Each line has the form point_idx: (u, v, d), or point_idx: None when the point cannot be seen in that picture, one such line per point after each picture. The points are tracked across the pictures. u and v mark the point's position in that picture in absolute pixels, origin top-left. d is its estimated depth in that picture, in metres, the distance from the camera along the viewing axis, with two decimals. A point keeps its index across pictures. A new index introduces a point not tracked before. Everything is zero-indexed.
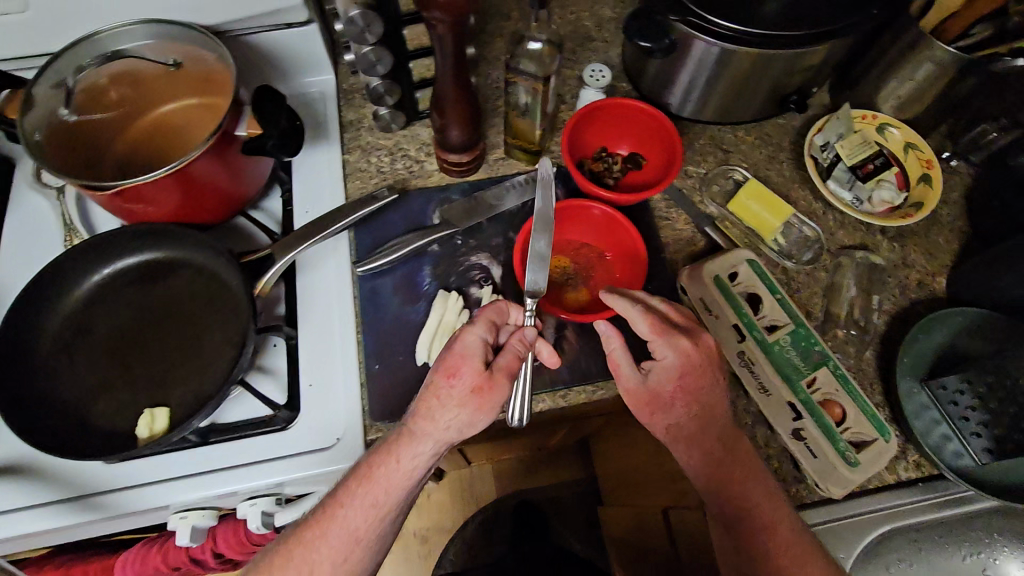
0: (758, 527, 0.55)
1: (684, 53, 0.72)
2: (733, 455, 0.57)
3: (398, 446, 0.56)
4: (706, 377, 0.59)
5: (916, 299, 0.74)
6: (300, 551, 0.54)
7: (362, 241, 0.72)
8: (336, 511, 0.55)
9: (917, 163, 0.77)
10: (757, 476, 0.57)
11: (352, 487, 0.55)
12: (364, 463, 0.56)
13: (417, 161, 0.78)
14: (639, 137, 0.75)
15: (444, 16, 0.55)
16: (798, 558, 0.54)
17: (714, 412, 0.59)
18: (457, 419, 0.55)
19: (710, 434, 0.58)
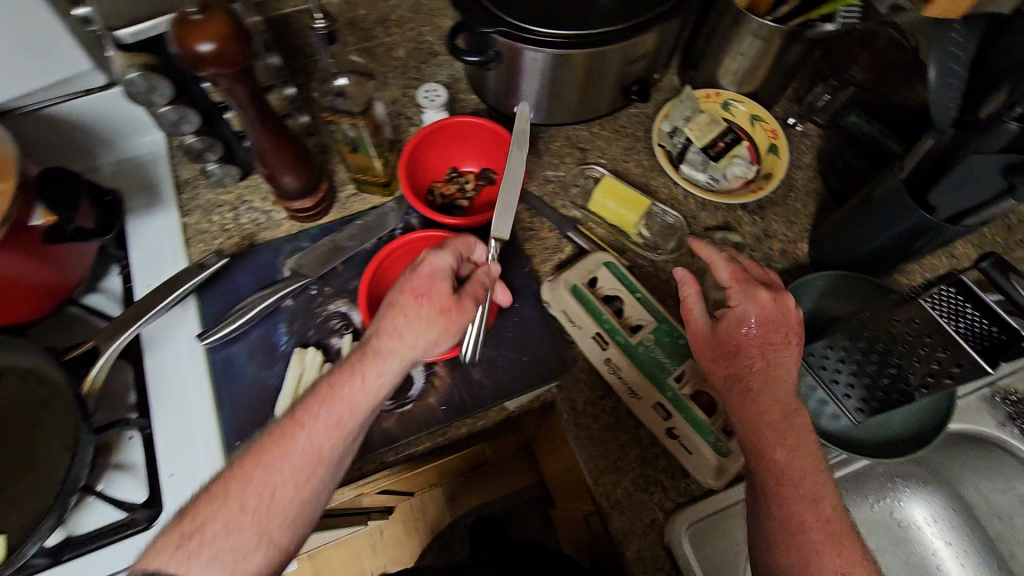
0: (800, 498, 0.49)
1: (510, 61, 0.69)
2: (791, 422, 0.52)
3: (368, 359, 0.53)
4: (783, 344, 0.55)
5: (781, 269, 0.75)
6: (251, 473, 0.48)
7: (210, 309, 0.68)
8: (294, 426, 0.50)
9: (764, 134, 0.78)
10: (809, 452, 0.51)
11: (313, 403, 0.51)
12: (331, 375, 0.53)
13: (263, 211, 0.74)
14: (485, 153, 0.73)
15: (219, 71, 0.50)
16: (839, 537, 0.48)
17: (785, 388, 0.54)
18: (422, 342, 0.54)
19: (749, 386, 0.54)
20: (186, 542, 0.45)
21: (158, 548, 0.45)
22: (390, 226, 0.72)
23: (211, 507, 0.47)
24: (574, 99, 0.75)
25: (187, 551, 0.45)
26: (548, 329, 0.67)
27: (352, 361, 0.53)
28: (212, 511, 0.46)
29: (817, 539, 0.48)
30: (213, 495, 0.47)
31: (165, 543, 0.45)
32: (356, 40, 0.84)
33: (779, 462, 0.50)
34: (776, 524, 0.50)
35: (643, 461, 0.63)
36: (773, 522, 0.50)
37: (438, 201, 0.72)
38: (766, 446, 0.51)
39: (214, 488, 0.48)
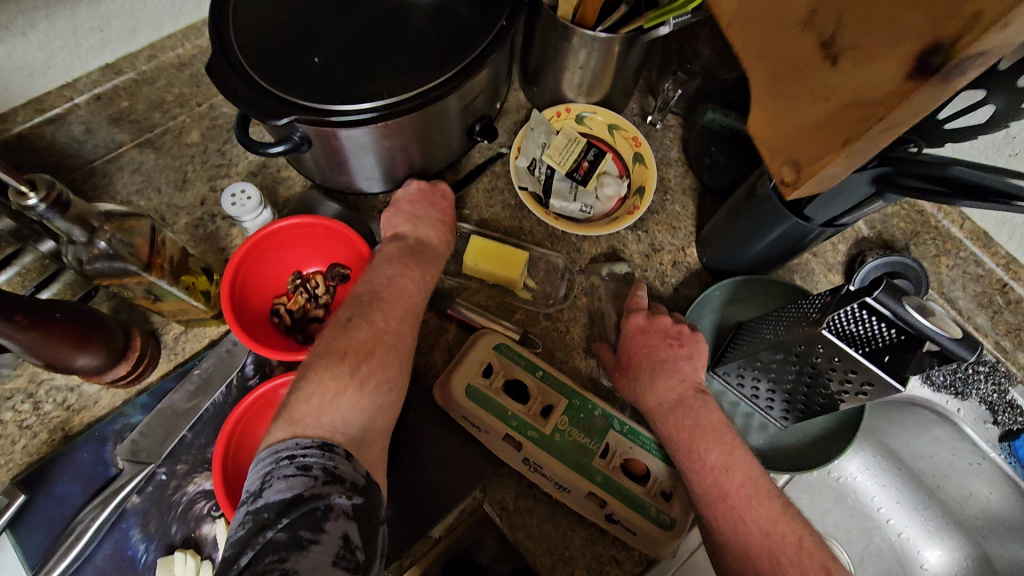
0: (728, 492, 0.50)
1: (323, 140, 0.58)
2: (687, 404, 0.54)
3: (425, 246, 0.58)
4: (665, 347, 0.58)
5: (676, 282, 0.71)
6: (389, 315, 0.50)
7: (32, 540, 0.53)
8: (401, 288, 0.53)
9: (626, 144, 0.72)
10: (709, 429, 0.53)
11: (405, 271, 0.54)
12: (404, 254, 0.56)
13: (70, 388, 0.59)
14: (326, 249, 0.62)
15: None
16: (776, 522, 0.48)
17: (678, 378, 0.56)
18: (445, 249, 0.61)
19: (644, 377, 0.57)
20: (340, 378, 0.44)
21: (331, 372, 0.44)
22: (238, 364, 0.60)
23: (365, 340, 0.47)
24: (414, 157, 0.65)
25: (359, 380, 0.45)
26: (452, 431, 0.60)
27: (418, 246, 0.58)
28: (363, 346, 0.47)
29: (760, 531, 0.48)
30: (362, 333, 0.47)
31: (336, 368, 0.44)
32: (131, 135, 0.68)
33: (682, 442, 0.53)
34: (723, 525, 0.49)
35: (591, 541, 0.58)
36: (717, 525, 0.49)
37: (285, 321, 0.60)
38: (673, 436, 0.54)
39: (362, 329, 0.48)
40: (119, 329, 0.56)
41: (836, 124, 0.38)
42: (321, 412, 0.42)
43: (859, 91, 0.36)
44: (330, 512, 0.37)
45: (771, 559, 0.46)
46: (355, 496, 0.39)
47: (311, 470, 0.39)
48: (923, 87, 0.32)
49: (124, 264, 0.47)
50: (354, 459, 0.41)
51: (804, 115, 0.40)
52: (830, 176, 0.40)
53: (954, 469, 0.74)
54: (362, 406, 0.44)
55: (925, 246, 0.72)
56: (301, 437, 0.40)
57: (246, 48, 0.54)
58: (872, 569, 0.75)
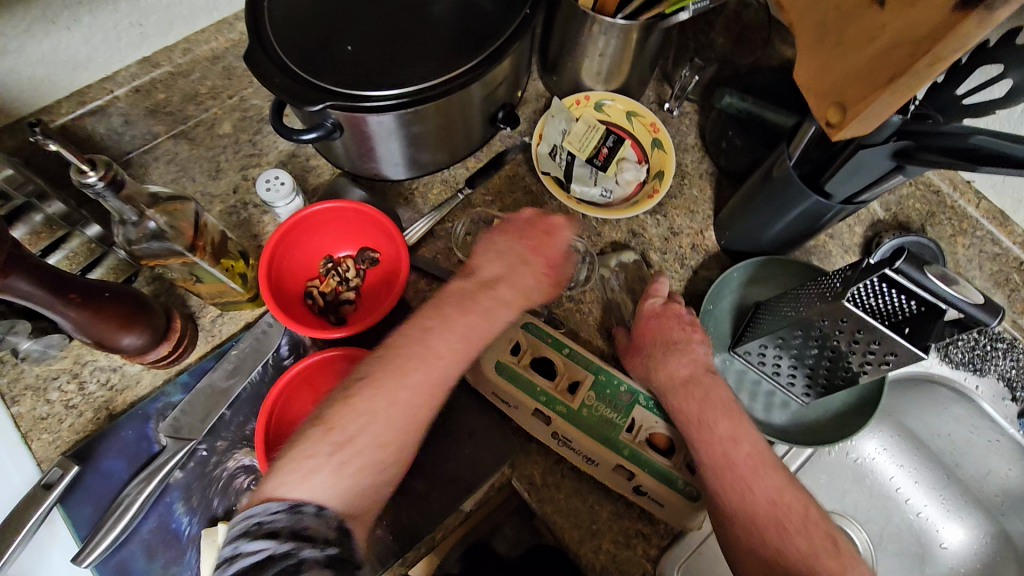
0: (735, 460, 0.52)
1: (354, 126, 0.60)
2: (698, 380, 0.56)
3: (475, 302, 0.55)
4: (682, 329, 0.60)
5: (696, 264, 0.72)
6: (403, 382, 0.49)
7: (80, 514, 0.55)
8: (430, 351, 0.51)
9: (644, 130, 0.74)
10: (718, 404, 0.55)
11: (443, 330, 0.52)
12: (450, 305, 0.54)
13: (114, 368, 0.61)
14: (358, 232, 0.64)
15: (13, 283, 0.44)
16: (778, 493, 0.51)
17: (690, 357, 0.58)
18: (514, 298, 0.57)
19: (658, 354, 0.58)
20: (320, 453, 0.44)
21: (309, 449, 0.45)
22: (273, 345, 0.61)
23: (359, 416, 0.47)
24: (438, 142, 0.67)
25: (339, 460, 0.45)
26: (480, 409, 0.62)
27: (477, 297, 0.55)
28: (356, 423, 0.47)
29: (762, 497, 0.51)
30: (358, 406, 0.47)
31: (316, 446, 0.45)
32: (166, 127, 0.70)
33: (692, 414, 0.55)
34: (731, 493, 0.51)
35: (617, 514, 0.59)
36: (726, 495, 0.51)
37: (318, 302, 0.62)
38: (682, 408, 0.55)
39: (361, 400, 0.47)
40: (160, 310, 0.58)
41: (884, 62, 0.40)
42: (294, 488, 0.42)
43: (908, 29, 0.39)
44: (302, 565, 0.38)
45: (777, 526, 0.50)
46: (328, 547, 0.40)
47: (282, 531, 0.40)
48: (963, 21, 0.35)
49: (170, 243, 0.50)
50: (324, 515, 0.42)
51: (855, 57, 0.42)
52: (874, 117, 0.42)
53: (972, 446, 0.75)
54: (344, 480, 0.44)
55: (941, 227, 0.73)
56: (270, 502, 0.41)
57: (280, 34, 0.56)
58: (892, 548, 0.77)
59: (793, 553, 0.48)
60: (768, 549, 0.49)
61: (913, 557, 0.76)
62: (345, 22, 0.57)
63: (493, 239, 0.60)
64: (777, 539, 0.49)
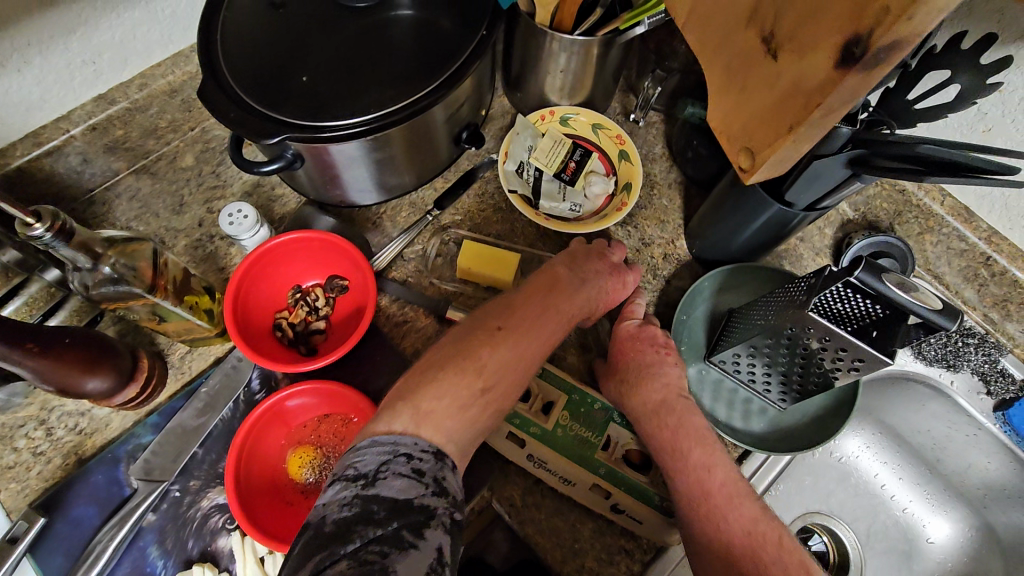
0: (708, 491, 0.51)
1: (314, 155, 0.59)
2: (671, 405, 0.56)
3: (577, 290, 0.57)
4: (656, 354, 0.58)
5: (668, 274, 0.72)
6: (529, 346, 0.52)
7: (51, 564, 0.54)
8: (554, 311, 0.55)
9: (611, 142, 0.74)
10: (691, 432, 0.54)
11: (560, 305, 0.56)
12: (563, 278, 0.58)
13: (82, 412, 0.60)
14: (325, 262, 0.63)
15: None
16: (753, 522, 0.50)
17: (665, 380, 0.57)
18: (600, 301, 0.60)
19: (631, 380, 0.57)
20: (463, 390, 0.47)
21: (462, 381, 0.47)
22: (244, 379, 0.61)
23: (501, 365, 0.50)
24: (404, 166, 0.67)
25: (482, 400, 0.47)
26: None
27: (578, 282, 0.58)
28: (499, 367, 0.49)
29: (735, 526, 0.49)
30: (502, 354, 0.50)
31: (467, 384, 0.47)
32: (127, 162, 0.69)
33: (666, 441, 0.54)
34: (705, 521, 0.50)
35: (599, 532, 0.59)
36: (698, 524, 0.50)
37: (288, 334, 0.61)
38: (657, 434, 0.55)
39: (505, 348, 0.50)
40: (125, 352, 0.57)
41: (778, 113, 0.31)
42: (444, 417, 0.45)
43: (796, 75, 0.29)
44: (431, 522, 0.37)
45: (752, 556, 0.48)
46: (454, 511, 0.40)
47: (424, 475, 0.40)
48: (847, 75, 0.26)
49: (129, 286, 0.49)
50: (456, 477, 0.42)
51: (748, 102, 0.33)
52: (787, 160, 0.33)
53: (952, 441, 0.76)
54: (472, 427, 0.46)
55: (909, 225, 0.74)
56: (420, 439, 0.42)
57: (235, 62, 0.55)
58: (879, 546, 0.77)
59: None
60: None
61: (900, 555, 0.77)
62: (304, 56, 0.58)
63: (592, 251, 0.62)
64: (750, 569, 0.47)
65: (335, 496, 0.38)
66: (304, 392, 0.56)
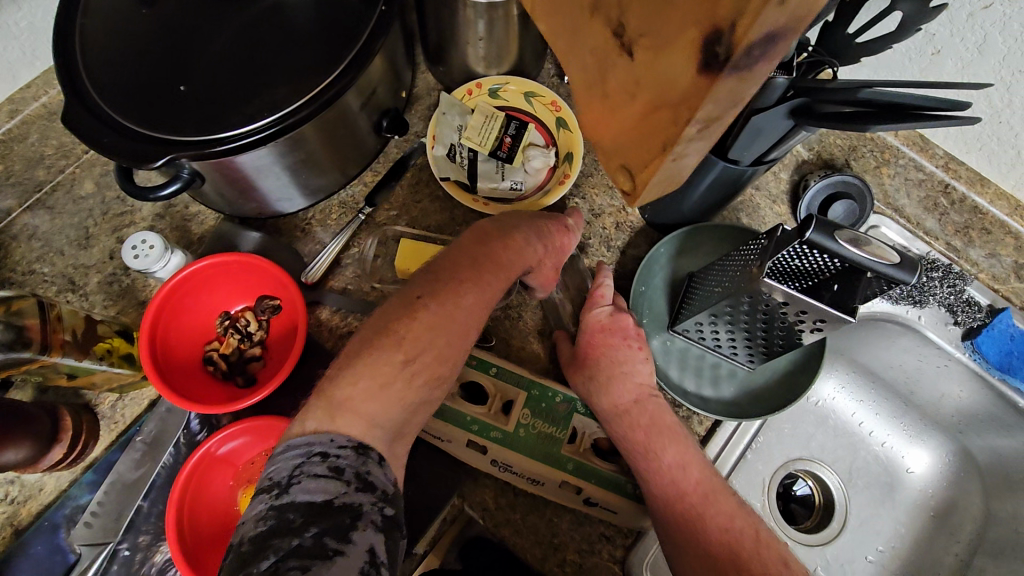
0: (686, 494, 0.51)
1: (217, 171, 0.53)
2: (643, 405, 0.54)
3: (515, 240, 0.51)
4: (624, 347, 0.56)
5: (623, 244, 0.68)
6: (461, 309, 0.47)
7: None
8: (486, 272, 0.49)
9: (546, 110, 0.69)
10: (664, 428, 0.53)
11: (492, 258, 0.49)
12: (495, 231, 0.51)
13: (11, 480, 0.55)
14: (251, 283, 0.58)
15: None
16: (732, 523, 0.50)
17: (635, 381, 0.55)
18: (543, 250, 0.54)
19: (601, 377, 0.54)
20: (383, 371, 0.43)
21: (380, 361, 0.43)
22: (181, 421, 0.56)
23: (426, 333, 0.45)
24: (323, 165, 0.61)
25: (408, 376, 0.44)
26: (416, 445, 0.58)
27: (513, 231, 0.52)
28: (425, 338, 0.45)
29: (714, 524, 0.50)
30: (425, 324, 0.45)
31: (387, 366, 0.43)
32: (19, 199, 0.63)
33: (639, 442, 0.52)
34: (684, 521, 0.50)
35: (577, 523, 0.57)
36: (676, 526, 0.50)
37: (221, 367, 0.56)
38: (631, 436, 0.53)
39: (428, 317, 0.45)
40: (41, 413, 0.52)
41: (646, 129, 0.22)
42: (362, 400, 0.41)
43: (653, 82, 0.21)
44: (357, 522, 0.36)
45: (733, 555, 0.48)
46: (383, 506, 0.38)
47: (343, 473, 0.38)
48: (718, 83, 0.19)
49: (21, 352, 0.44)
50: (385, 467, 0.40)
51: (614, 120, 0.24)
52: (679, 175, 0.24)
53: (924, 374, 0.74)
54: (404, 405, 0.43)
55: (865, 159, 0.71)
56: (337, 435, 0.39)
57: (100, 75, 0.49)
58: (860, 482, 0.77)
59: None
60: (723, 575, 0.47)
61: (882, 489, 0.77)
62: (182, 56, 0.50)
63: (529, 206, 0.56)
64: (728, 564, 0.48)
65: (251, 513, 0.36)
66: (232, 432, 0.52)
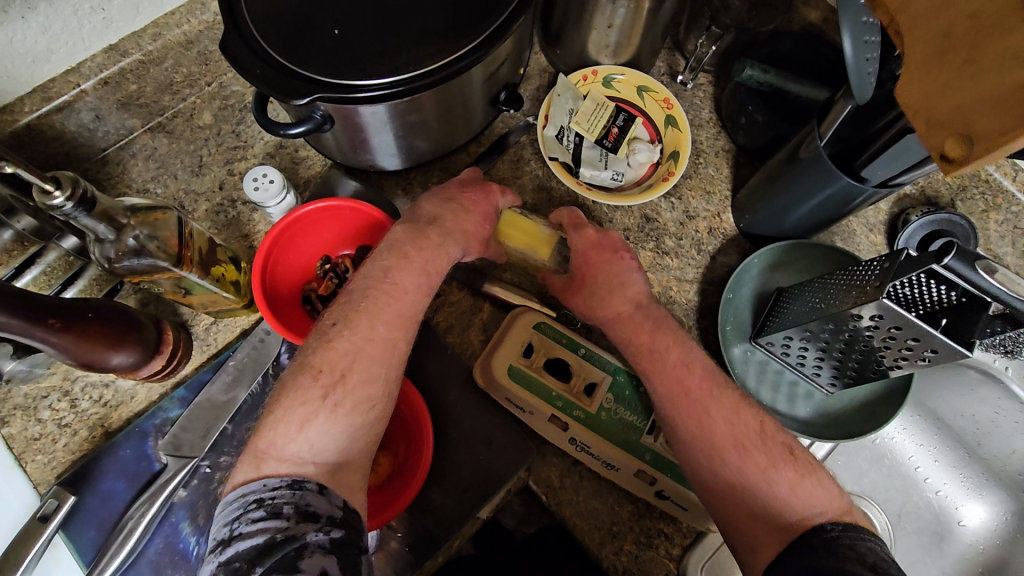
0: (685, 388, 0.51)
1: (346, 119, 0.55)
2: (645, 313, 0.55)
3: (434, 238, 0.53)
4: (615, 261, 0.57)
5: (713, 250, 0.68)
6: (378, 320, 0.47)
7: (84, 536, 0.53)
8: (397, 285, 0.49)
9: (657, 105, 0.69)
10: (666, 332, 0.54)
11: (405, 267, 0.50)
12: (406, 239, 0.52)
13: (106, 384, 0.58)
14: (356, 232, 0.59)
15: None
16: (743, 422, 0.49)
17: (634, 291, 0.56)
18: (462, 239, 0.55)
19: (602, 292, 0.56)
20: (306, 405, 0.43)
21: (301, 396, 0.43)
22: (273, 354, 0.58)
23: (343, 356, 0.45)
24: (436, 129, 0.62)
25: (332, 405, 0.43)
26: (490, 414, 0.59)
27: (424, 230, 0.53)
28: (342, 362, 0.45)
29: (713, 416, 0.49)
30: (338, 348, 0.45)
31: (308, 394, 0.43)
32: (142, 119, 0.65)
33: (643, 346, 0.53)
34: (692, 426, 0.49)
35: (637, 515, 0.58)
36: (687, 428, 0.49)
37: (317, 308, 0.58)
38: (633, 340, 0.54)
39: (341, 341, 0.46)
40: (150, 324, 0.54)
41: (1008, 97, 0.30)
42: (285, 442, 0.41)
43: None
44: (305, 549, 0.36)
45: (736, 444, 0.48)
46: (331, 530, 0.38)
47: (281, 511, 0.38)
48: None
49: (157, 260, 0.46)
50: (328, 492, 0.40)
51: (933, 88, 0.34)
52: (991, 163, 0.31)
53: (999, 428, 0.74)
54: (333, 431, 0.43)
55: (973, 201, 0.70)
56: (268, 478, 0.39)
57: (254, 8, 0.51)
58: (911, 526, 0.76)
59: (753, 475, 0.47)
60: (731, 469, 0.48)
61: (932, 536, 0.76)
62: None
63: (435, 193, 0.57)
64: (733, 459, 0.48)
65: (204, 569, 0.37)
66: None
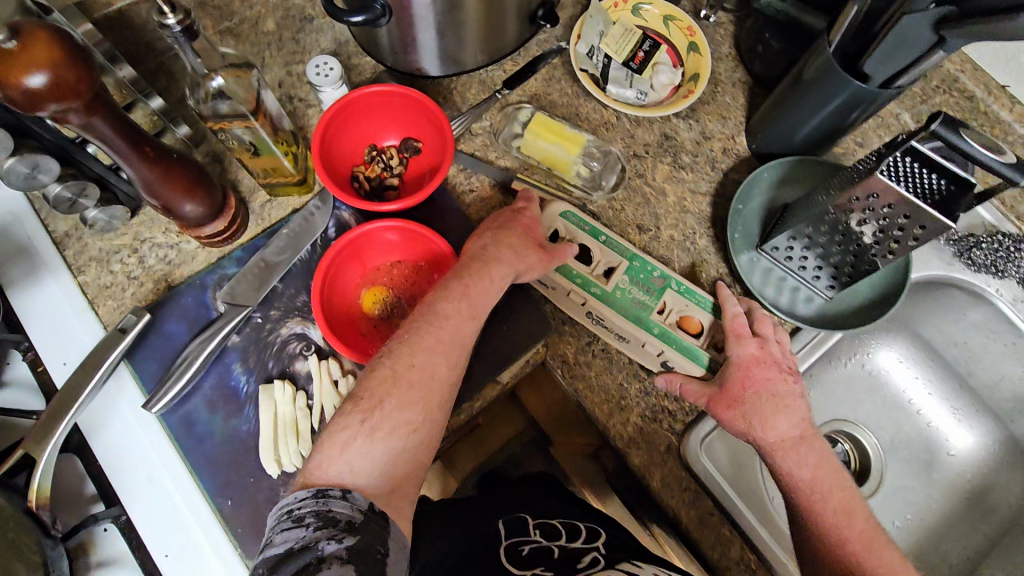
0: (780, 452, 0.55)
1: (403, 12, 0.61)
2: (777, 390, 0.57)
3: (480, 270, 0.57)
4: (777, 377, 0.58)
5: (726, 167, 0.74)
6: (418, 351, 0.51)
7: (146, 368, 0.60)
8: (438, 316, 0.53)
9: (681, 33, 0.74)
10: (775, 398, 0.57)
11: (452, 298, 0.55)
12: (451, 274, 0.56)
13: (171, 246, 0.65)
14: (404, 123, 0.66)
15: (64, 105, 0.41)
16: (831, 488, 0.54)
17: (772, 377, 0.58)
18: (515, 258, 0.58)
19: (747, 388, 0.57)
20: (345, 433, 0.47)
21: (343, 423, 0.48)
22: (321, 227, 0.64)
23: (381, 383, 0.50)
24: (479, 39, 0.68)
25: (369, 428, 0.47)
26: (515, 293, 0.65)
27: (483, 264, 0.57)
28: (379, 389, 0.49)
29: (809, 484, 0.54)
30: (380, 375, 0.50)
31: (348, 419, 0.48)
32: (213, 22, 0.73)
33: (755, 412, 0.56)
34: (793, 488, 0.55)
35: (645, 392, 0.63)
36: (789, 490, 0.55)
37: (365, 186, 0.64)
38: (750, 417, 0.56)
39: (382, 369, 0.50)
40: (218, 187, 0.60)
41: None
42: (328, 465, 0.45)
43: None
44: (321, 560, 0.38)
45: (808, 499, 0.54)
46: (346, 537, 0.40)
47: (303, 518, 0.41)
48: None
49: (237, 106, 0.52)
50: (347, 498, 0.43)
51: None
52: None
53: (987, 353, 0.77)
54: (372, 455, 0.47)
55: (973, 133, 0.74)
56: (298, 491, 0.43)
57: None
58: (902, 453, 0.80)
59: (852, 539, 0.52)
60: (826, 530, 0.53)
61: (921, 463, 0.80)
62: None
63: (489, 223, 0.61)
64: (862, 560, 0.51)
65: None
66: (384, 233, 0.61)
